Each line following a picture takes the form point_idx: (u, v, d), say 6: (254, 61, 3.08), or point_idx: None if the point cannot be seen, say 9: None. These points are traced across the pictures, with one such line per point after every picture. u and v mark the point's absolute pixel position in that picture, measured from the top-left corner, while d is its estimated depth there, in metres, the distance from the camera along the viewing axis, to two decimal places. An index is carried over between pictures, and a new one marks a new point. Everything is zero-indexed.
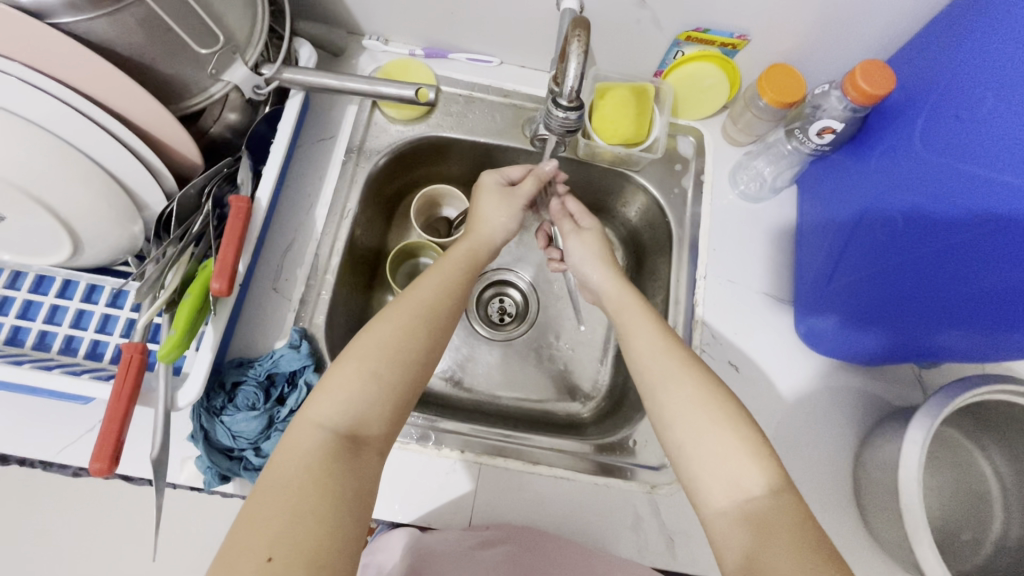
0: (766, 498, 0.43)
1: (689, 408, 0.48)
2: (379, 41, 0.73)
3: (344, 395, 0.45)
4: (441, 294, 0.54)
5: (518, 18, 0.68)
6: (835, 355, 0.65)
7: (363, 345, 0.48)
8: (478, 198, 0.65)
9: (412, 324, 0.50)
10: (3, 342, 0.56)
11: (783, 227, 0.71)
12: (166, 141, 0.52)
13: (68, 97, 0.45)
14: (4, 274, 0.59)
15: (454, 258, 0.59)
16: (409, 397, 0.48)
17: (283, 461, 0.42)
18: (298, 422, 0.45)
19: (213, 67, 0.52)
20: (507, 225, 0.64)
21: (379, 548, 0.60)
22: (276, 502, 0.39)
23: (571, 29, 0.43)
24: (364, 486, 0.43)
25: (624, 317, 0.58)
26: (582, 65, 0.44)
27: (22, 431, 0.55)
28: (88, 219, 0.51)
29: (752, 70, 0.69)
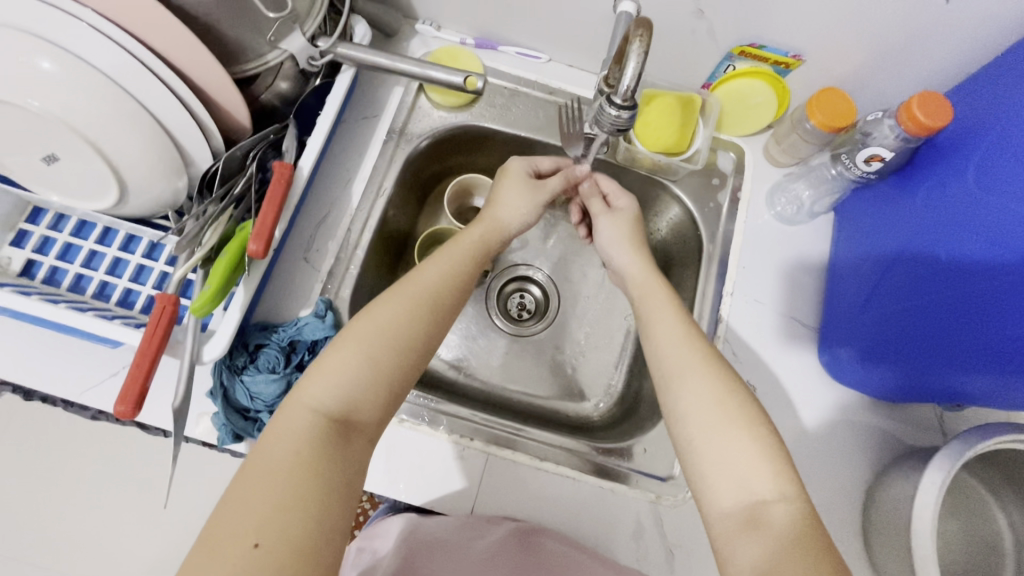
0: (777, 504, 0.43)
1: (707, 402, 0.48)
2: (432, 27, 0.74)
3: (336, 379, 0.46)
4: (443, 279, 0.55)
5: (573, 17, 0.68)
6: (857, 387, 0.64)
7: (362, 329, 0.49)
8: (502, 182, 0.66)
9: (415, 309, 0.51)
10: (41, 281, 0.58)
11: (815, 254, 0.70)
12: (219, 101, 0.53)
13: (132, 47, 0.47)
14: (49, 215, 0.61)
15: (464, 243, 0.60)
16: (404, 382, 0.49)
17: (271, 445, 0.42)
18: (288, 404, 0.45)
19: (272, 34, 0.53)
20: (525, 216, 0.65)
21: (377, 534, 0.64)
22: (263, 483, 0.39)
23: (633, 28, 0.42)
24: (352, 470, 0.43)
25: (649, 307, 0.58)
26: (641, 66, 0.43)
27: (48, 368, 0.57)
28: (137, 169, 0.52)
29: (802, 91, 0.69)
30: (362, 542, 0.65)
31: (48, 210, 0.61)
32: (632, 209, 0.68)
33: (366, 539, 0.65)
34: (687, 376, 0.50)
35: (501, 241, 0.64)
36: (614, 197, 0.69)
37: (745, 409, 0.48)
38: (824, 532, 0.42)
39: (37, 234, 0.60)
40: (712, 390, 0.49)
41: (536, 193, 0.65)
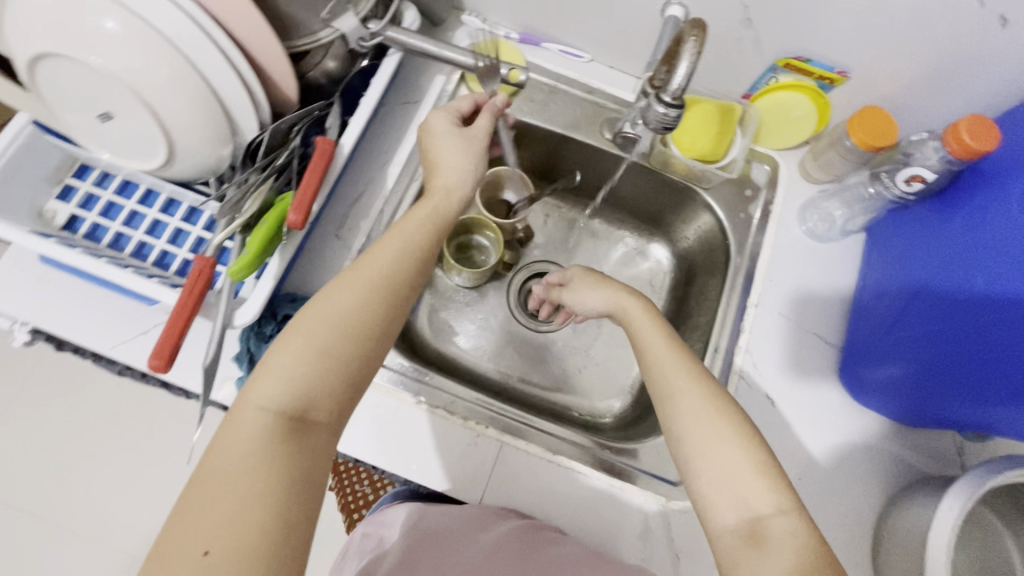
0: (776, 518, 0.44)
1: (701, 419, 0.50)
2: (478, 19, 0.75)
3: (286, 376, 0.46)
4: (395, 263, 0.54)
5: (619, 19, 0.68)
6: (887, 412, 0.64)
7: (314, 323, 0.48)
8: (430, 142, 0.62)
9: (368, 297, 0.51)
10: (83, 236, 0.60)
11: (843, 273, 0.70)
12: (271, 73, 0.54)
13: (194, 13, 0.48)
14: (95, 173, 0.62)
15: (411, 222, 0.57)
16: (360, 373, 0.49)
17: (223, 446, 0.42)
18: (242, 404, 0.45)
19: (326, 12, 0.55)
20: (467, 169, 0.62)
21: (380, 522, 0.66)
22: (220, 487, 0.40)
23: (688, 27, 0.42)
24: (310, 466, 0.44)
25: (637, 325, 0.60)
26: (694, 65, 0.43)
27: (83, 320, 0.59)
28: (186, 132, 0.53)
29: (843, 108, 0.68)
30: (366, 528, 0.67)
31: (95, 167, 0.63)
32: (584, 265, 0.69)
33: (371, 525, 0.67)
34: (680, 394, 0.52)
35: (444, 199, 0.60)
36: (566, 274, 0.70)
37: (737, 425, 0.49)
38: (823, 540, 0.44)
39: (82, 190, 0.61)
40: (704, 406, 0.50)
41: (470, 141, 0.63)
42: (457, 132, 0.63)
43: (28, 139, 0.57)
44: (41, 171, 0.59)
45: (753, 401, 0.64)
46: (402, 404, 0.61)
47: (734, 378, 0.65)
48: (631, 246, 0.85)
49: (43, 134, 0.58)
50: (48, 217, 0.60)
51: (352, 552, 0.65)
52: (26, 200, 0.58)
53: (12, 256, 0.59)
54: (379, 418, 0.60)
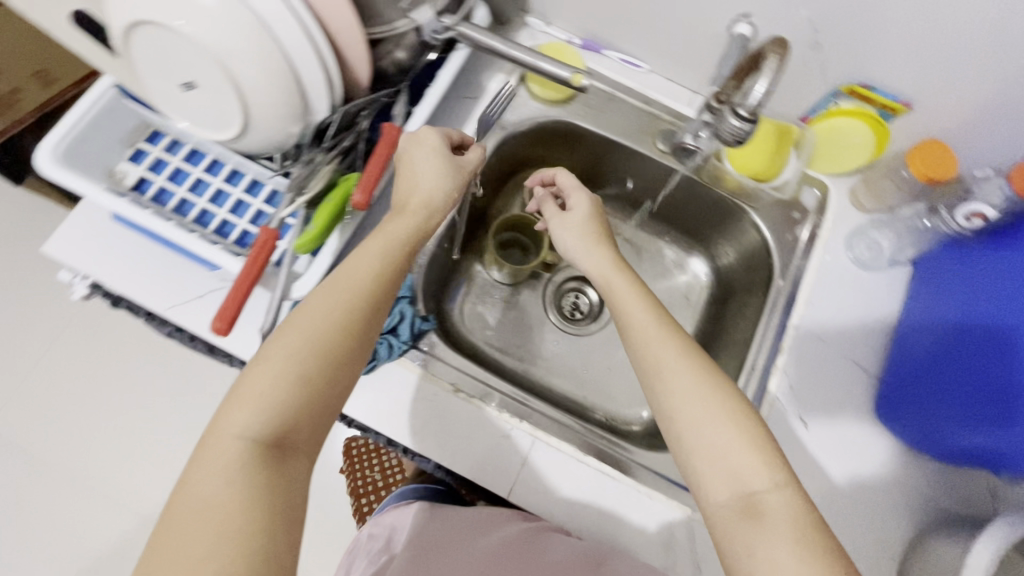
0: (770, 494, 0.43)
1: (689, 392, 0.48)
2: (542, 22, 0.76)
3: (257, 402, 0.42)
4: (371, 272, 0.50)
5: (682, 33, 0.69)
6: (912, 442, 0.63)
7: (286, 345, 0.45)
8: (408, 162, 0.57)
9: (344, 307, 0.47)
10: (149, 198, 0.62)
11: (886, 303, 0.69)
12: (349, 57, 0.56)
13: None
14: (165, 140, 0.65)
15: (386, 236, 0.52)
16: (336, 392, 0.46)
17: (194, 485, 0.40)
18: (214, 436, 0.42)
19: (405, 2, 0.56)
20: (450, 189, 0.56)
21: (387, 523, 0.75)
22: (194, 527, 0.37)
23: (770, 44, 0.43)
24: (290, 497, 0.41)
25: (616, 290, 0.57)
26: (774, 81, 0.43)
27: (144, 280, 0.61)
28: (262, 108, 0.55)
29: (901, 138, 0.68)
30: (372, 529, 0.76)
31: (166, 134, 0.65)
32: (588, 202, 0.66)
33: (377, 526, 0.76)
34: (667, 364, 0.50)
35: (420, 216, 0.54)
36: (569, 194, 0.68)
37: (722, 388, 0.48)
38: (815, 510, 0.43)
39: (152, 154, 0.64)
40: (693, 382, 0.49)
41: (454, 163, 0.57)
42: (430, 145, 0.57)
43: (109, 102, 0.60)
44: (117, 133, 0.62)
45: (787, 422, 0.65)
46: (439, 392, 0.62)
47: (769, 398, 0.65)
48: (671, 258, 0.85)
49: (122, 99, 0.61)
50: (118, 177, 0.62)
51: (359, 550, 0.74)
52: (100, 159, 0.61)
53: (82, 210, 0.62)
54: (417, 402, 0.62)
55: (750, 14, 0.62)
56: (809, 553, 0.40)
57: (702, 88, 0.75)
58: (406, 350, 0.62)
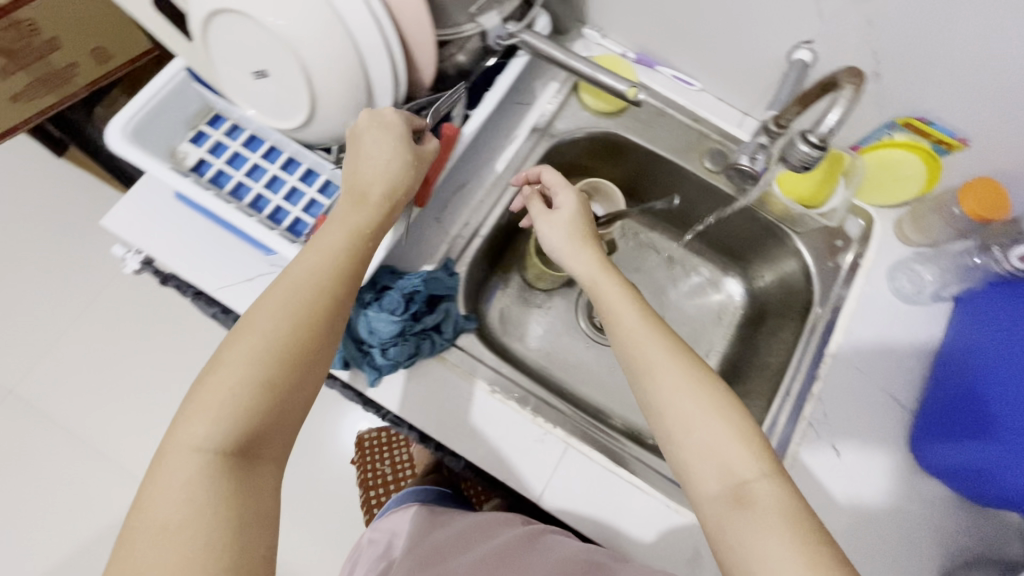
0: (758, 483, 0.45)
1: (679, 392, 0.50)
2: (598, 33, 0.77)
3: (217, 406, 0.44)
4: (323, 273, 0.50)
5: (739, 54, 0.69)
6: (938, 471, 0.62)
7: (241, 352, 0.46)
8: (362, 146, 0.55)
9: (298, 309, 0.48)
10: (208, 180, 0.64)
11: (926, 337, 0.69)
12: (416, 55, 0.57)
13: None
14: (227, 124, 0.66)
15: (337, 232, 0.52)
16: (295, 394, 0.47)
17: (156, 494, 0.41)
18: (173, 447, 0.43)
19: (475, 6, 0.58)
20: (396, 171, 0.55)
21: (386, 528, 0.78)
22: (158, 535, 0.39)
23: (845, 75, 0.43)
24: (256, 491, 0.43)
25: (605, 295, 0.57)
26: (849, 111, 0.42)
27: (198, 260, 0.63)
28: (329, 100, 0.56)
29: (953, 174, 0.68)
30: (372, 534, 0.79)
31: (227, 118, 0.66)
32: (572, 199, 0.63)
33: (376, 531, 0.79)
34: (657, 371, 0.51)
35: (385, 207, 0.55)
36: (556, 192, 0.64)
37: (711, 386, 0.50)
38: (803, 498, 0.44)
39: (213, 137, 0.65)
40: (679, 375, 0.50)
41: (401, 145, 0.55)
42: (381, 124, 0.55)
43: (178, 84, 0.62)
44: (181, 114, 0.64)
45: (817, 449, 0.65)
46: (477, 391, 0.63)
47: (802, 424, 0.66)
48: (706, 277, 0.85)
49: (190, 81, 0.63)
50: (179, 157, 0.64)
51: (362, 556, 0.77)
52: (164, 138, 0.63)
53: (143, 187, 0.65)
54: (455, 400, 0.62)
55: (812, 39, 0.62)
56: (798, 537, 0.41)
57: (753, 110, 0.75)
58: (446, 347, 0.63)
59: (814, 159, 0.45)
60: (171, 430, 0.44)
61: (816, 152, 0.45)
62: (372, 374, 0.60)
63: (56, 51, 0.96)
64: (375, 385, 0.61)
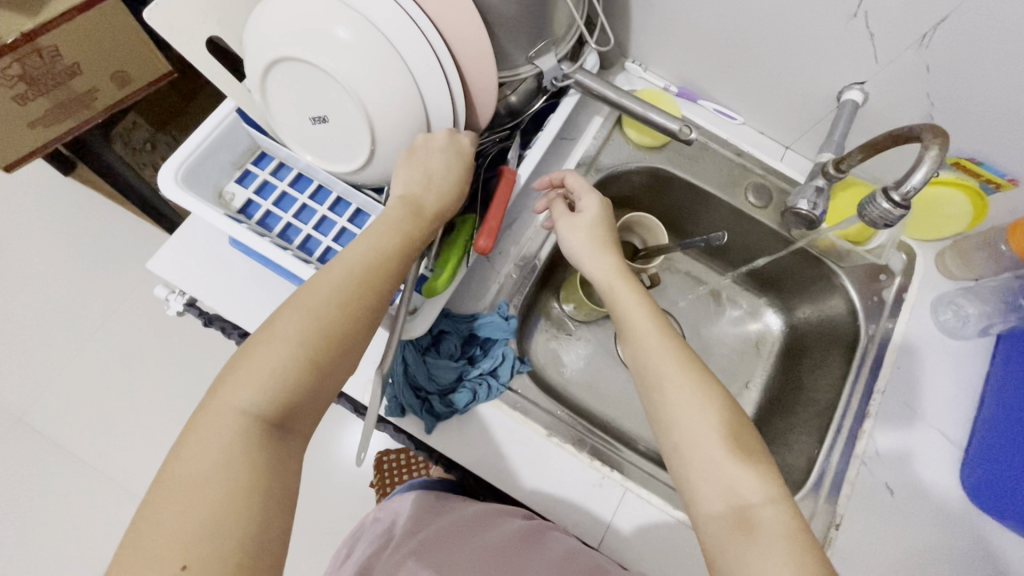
0: (765, 508, 0.44)
1: (691, 411, 0.48)
2: (640, 67, 0.77)
3: (262, 377, 0.43)
4: (373, 264, 0.49)
5: (786, 93, 0.69)
6: (982, 497, 0.63)
7: (289, 328, 0.45)
8: (420, 159, 0.55)
9: (347, 291, 0.47)
10: (256, 222, 0.63)
11: (971, 372, 0.70)
12: (477, 99, 0.56)
13: (429, 31, 0.50)
14: (273, 164, 0.65)
15: (387, 225, 0.52)
16: (333, 377, 0.46)
17: (194, 451, 0.40)
18: (213, 408, 0.42)
19: (535, 49, 0.57)
20: (446, 190, 0.55)
21: (391, 508, 0.70)
22: (192, 492, 0.38)
23: (930, 136, 0.45)
24: (288, 471, 0.42)
25: (621, 303, 0.56)
26: (935, 171, 0.45)
27: (247, 304, 0.61)
28: (389, 146, 0.56)
29: (998, 211, 0.68)
30: (379, 512, 0.73)
31: (274, 157, 0.65)
32: (595, 206, 0.62)
33: (383, 510, 0.72)
34: (668, 387, 0.50)
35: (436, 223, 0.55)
36: (579, 196, 0.63)
37: (725, 407, 0.49)
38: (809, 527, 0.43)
39: (260, 178, 0.64)
40: (691, 395, 0.49)
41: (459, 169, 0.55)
42: (459, 154, 0.55)
43: (229, 125, 0.61)
44: (230, 155, 0.63)
45: (871, 488, 0.65)
46: (534, 435, 0.62)
47: (855, 462, 0.66)
48: (744, 309, 0.86)
49: (241, 123, 0.62)
50: (226, 199, 0.63)
51: (364, 533, 0.71)
52: (212, 179, 0.62)
53: (187, 228, 0.63)
54: (511, 445, 0.61)
55: (864, 81, 0.62)
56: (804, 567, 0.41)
57: (796, 143, 0.76)
58: (502, 391, 0.63)
59: (893, 216, 0.49)
60: (210, 393, 0.43)
61: (896, 210, 0.49)
62: (431, 422, 0.59)
63: (77, 77, 0.87)
64: (432, 431, 0.60)
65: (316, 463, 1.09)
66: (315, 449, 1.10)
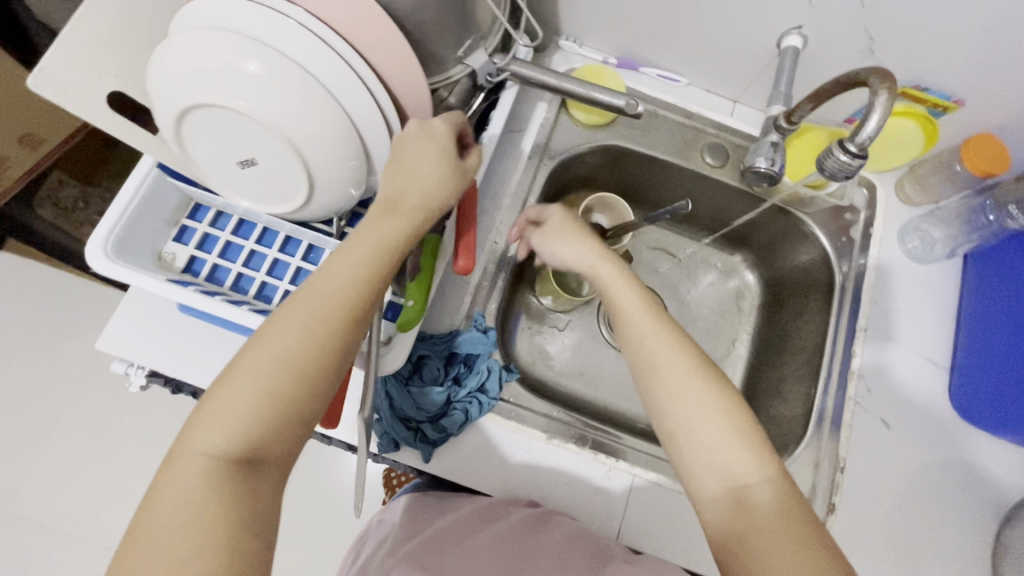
0: (761, 488, 0.43)
1: (683, 392, 0.48)
2: (575, 43, 0.74)
3: (231, 418, 0.39)
4: (344, 291, 0.44)
5: (725, 49, 0.68)
6: (971, 417, 0.65)
7: (254, 365, 0.40)
8: (399, 151, 0.49)
9: (315, 318, 0.43)
10: (205, 278, 0.59)
11: (944, 294, 0.71)
12: (411, 112, 0.53)
13: (344, 50, 0.46)
14: (211, 213, 0.61)
15: (360, 241, 0.47)
16: (310, 407, 0.42)
17: (163, 498, 0.37)
18: (181, 452, 0.38)
19: (464, 47, 0.54)
20: (430, 183, 0.50)
21: (394, 508, 0.65)
22: (155, 550, 0.34)
23: (878, 80, 0.46)
24: (264, 511, 0.39)
25: (612, 289, 0.56)
26: (887, 114, 0.46)
27: (213, 366, 0.58)
28: (330, 180, 0.52)
29: (948, 133, 0.69)
30: (383, 512, 0.67)
31: (210, 207, 0.62)
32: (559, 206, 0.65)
33: (387, 511, 0.67)
34: (663, 369, 0.49)
35: (419, 218, 0.49)
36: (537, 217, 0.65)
37: (719, 387, 0.48)
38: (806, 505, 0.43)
39: (199, 231, 0.60)
40: (688, 380, 0.48)
41: (438, 157, 0.50)
42: (435, 139, 0.50)
43: (153, 183, 0.57)
44: (161, 213, 0.59)
45: (866, 426, 0.66)
46: (534, 441, 0.61)
47: (850, 403, 0.66)
48: (720, 268, 0.86)
49: (165, 177, 0.58)
50: (168, 260, 0.59)
51: (370, 536, 0.66)
52: (148, 243, 0.58)
53: (132, 300, 0.59)
54: (513, 456, 0.61)
55: (801, 25, 0.61)
56: (801, 549, 0.40)
57: (743, 97, 0.75)
58: (494, 405, 0.62)
59: (853, 166, 0.50)
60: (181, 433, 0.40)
61: (855, 160, 0.50)
62: (427, 450, 0.58)
63: None
64: (430, 459, 0.59)
65: (320, 499, 1.07)
66: (316, 482, 1.08)
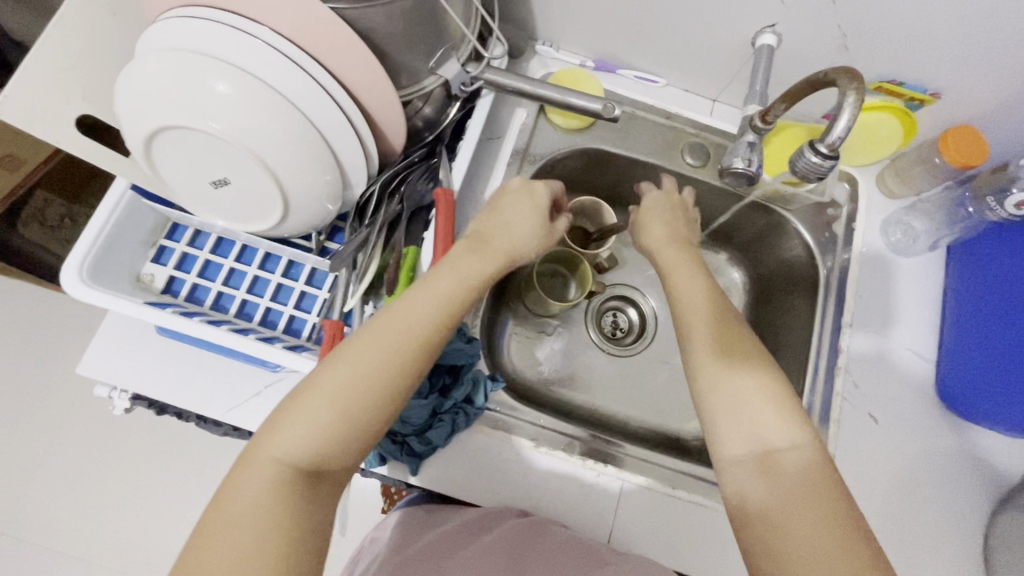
0: (790, 452, 0.44)
1: (718, 354, 0.50)
2: (551, 47, 0.74)
3: (308, 424, 0.41)
4: (425, 316, 0.47)
5: (701, 48, 0.68)
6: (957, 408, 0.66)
7: (334, 377, 0.43)
8: (502, 203, 0.58)
9: (391, 337, 0.45)
10: (184, 298, 0.59)
11: (928, 286, 0.71)
12: (384, 125, 0.53)
13: (309, 65, 0.46)
14: (189, 232, 0.61)
15: (445, 268, 0.51)
16: (376, 424, 0.43)
17: (231, 496, 0.38)
18: (255, 453, 0.40)
19: (435, 59, 0.53)
20: (524, 237, 0.57)
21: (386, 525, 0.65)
22: (222, 545, 0.35)
23: (845, 81, 0.46)
24: (320, 522, 0.39)
25: (666, 263, 0.60)
26: (856, 115, 0.46)
27: (194, 386, 0.58)
28: (306, 196, 0.52)
29: (927, 126, 0.69)
30: (375, 532, 0.67)
31: (188, 226, 0.62)
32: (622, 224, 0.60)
33: (377, 530, 0.67)
34: (700, 332, 0.52)
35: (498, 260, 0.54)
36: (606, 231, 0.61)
37: (756, 356, 0.50)
38: (836, 479, 0.43)
39: (177, 251, 0.61)
40: (723, 346, 0.51)
41: (536, 216, 0.58)
42: (534, 202, 0.58)
43: (127, 205, 0.56)
44: (137, 235, 0.58)
45: (855, 421, 0.66)
46: (521, 449, 0.61)
47: (838, 399, 0.66)
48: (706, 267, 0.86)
49: (139, 199, 0.57)
50: (146, 281, 0.59)
51: (363, 556, 0.65)
52: (125, 266, 0.57)
53: (111, 322, 0.59)
54: (501, 465, 0.61)
55: (776, 23, 0.61)
56: (822, 516, 0.40)
57: (722, 95, 0.74)
58: (480, 415, 0.62)
59: (825, 167, 0.51)
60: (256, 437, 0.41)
61: (826, 161, 0.50)
62: (412, 464, 0.58)
63: None
64: (418, 472, 0.59)
65: None
66: None
